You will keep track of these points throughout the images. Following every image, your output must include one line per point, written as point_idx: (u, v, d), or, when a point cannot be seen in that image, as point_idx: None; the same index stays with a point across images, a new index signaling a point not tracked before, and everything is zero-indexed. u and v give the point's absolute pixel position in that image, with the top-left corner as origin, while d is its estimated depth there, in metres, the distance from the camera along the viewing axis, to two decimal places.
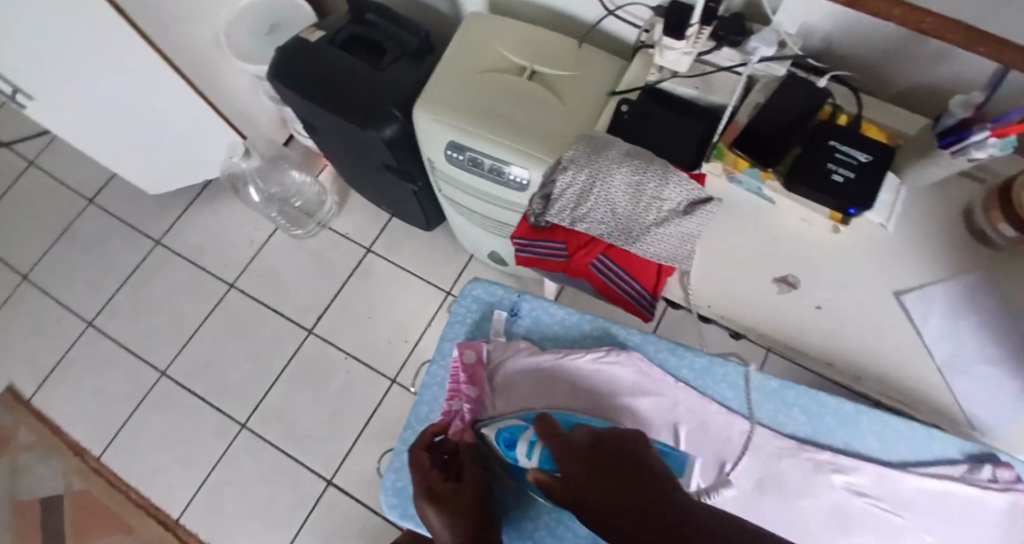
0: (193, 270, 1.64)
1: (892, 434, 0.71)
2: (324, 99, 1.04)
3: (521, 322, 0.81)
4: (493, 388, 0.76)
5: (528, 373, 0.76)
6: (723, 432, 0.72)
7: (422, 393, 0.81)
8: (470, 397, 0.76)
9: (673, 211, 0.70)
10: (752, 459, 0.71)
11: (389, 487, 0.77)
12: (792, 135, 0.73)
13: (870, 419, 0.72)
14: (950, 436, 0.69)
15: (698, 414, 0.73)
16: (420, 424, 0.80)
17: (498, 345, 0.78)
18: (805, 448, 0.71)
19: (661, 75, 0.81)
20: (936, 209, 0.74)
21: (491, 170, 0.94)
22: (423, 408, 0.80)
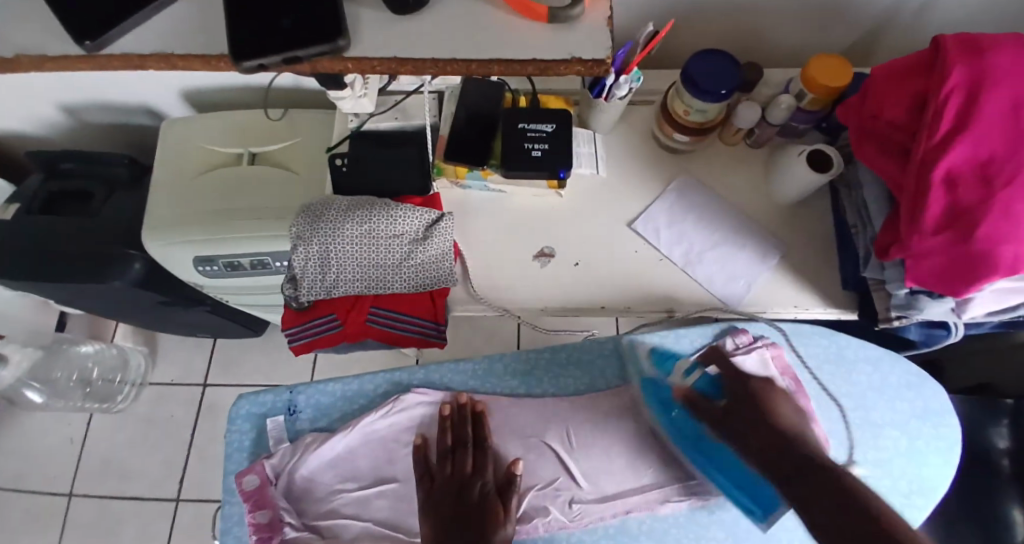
0: (17, 501, 1.41)
1: (651, 350, 0.82)
2: (50, 271, 0.95)
3: (303, 417, 0.81)
4: (290, 498, 0.77)
5: (320, 465, 0.78)
6: (519, 417, 0.80)
7: (225, 540, 0.77)
8: (266, 525, 0.75)
9: (414, 241, 0.72)
10: (556, 426, 0.79)
11: None
12: (488, 128, 0.78)
13: (629, 345, 0.83)
14: (694, 328, 0.80)
15: (498, 411, 0.80)
16: None
17: (281, 452, 0.78)
18: (587, 396, 0.81)
19: (361, 119, 0.83)
20: (627, 141, 0.84)
21: (254, 266, 0.91)
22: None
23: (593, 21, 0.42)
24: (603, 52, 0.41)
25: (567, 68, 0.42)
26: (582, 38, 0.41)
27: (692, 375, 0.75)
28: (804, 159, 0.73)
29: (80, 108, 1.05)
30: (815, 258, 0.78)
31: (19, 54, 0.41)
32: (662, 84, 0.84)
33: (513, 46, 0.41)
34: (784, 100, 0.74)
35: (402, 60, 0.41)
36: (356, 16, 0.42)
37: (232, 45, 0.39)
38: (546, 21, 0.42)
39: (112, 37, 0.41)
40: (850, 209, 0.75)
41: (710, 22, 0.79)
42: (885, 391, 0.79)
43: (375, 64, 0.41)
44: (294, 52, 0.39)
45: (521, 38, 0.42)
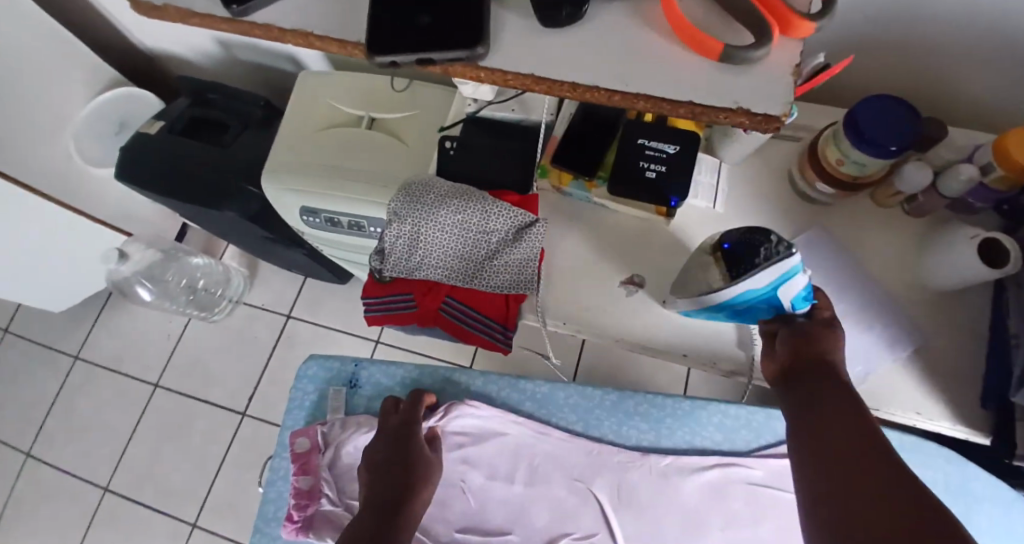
0: (117, 379, 1.58)
1: (731, 422, 0.77)
2: (177, 190, 1.03)
3: (362, 391, 0.83)
4: (331, 470, 0.79)
5: None
6: (569, 457, 0.79)
7: (268, 490, 0.80)
8: (304, 491, 0.77)
9: (502, 240, 0.69)
10: (603, 476, 0.78)
11: None
12: (606, 137, 0.73)
13: (707, 412, 0.77)
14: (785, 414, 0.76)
15: (546, 447, 0.79)
16: (268, 525, 0.79)
17: (333, 424, 0.80)
18: (649, 456, 0.77)
19: (479, 104, 0.80)
20: (759, 178, 0.76)
21: (351, 226, 0.93)
22: (269, 507, 0.80)
23: (774, 71, 0.37)
24: (780, 107, 0.36)
25: (734, 119, 0.37)
26: (758, 89, 0.36)
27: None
28: (975, 245, 0.62)
29: (232, 44, 1.11)
30: (955, 358, 0.67)
31: (169, 5, 0.42)
32: (817, 123, 0.74)
33: (665, 81, 0.37)
34: (965, 170, 0.62)
35: (543, 79, 0.37)
36: (497, 23, 0.38)
37: (370, 35, 0.37)
38: (717, 59, 0.37)
39: (256, 7, 0.41)
40: (1016, 314, 0.63)
41: (893, 65, 0.68)
42: (1006, 539, 0.67)
43: (509, 77, 0.38)
44: (430, 54, 0.36)
45: (686, 77, 0.37)
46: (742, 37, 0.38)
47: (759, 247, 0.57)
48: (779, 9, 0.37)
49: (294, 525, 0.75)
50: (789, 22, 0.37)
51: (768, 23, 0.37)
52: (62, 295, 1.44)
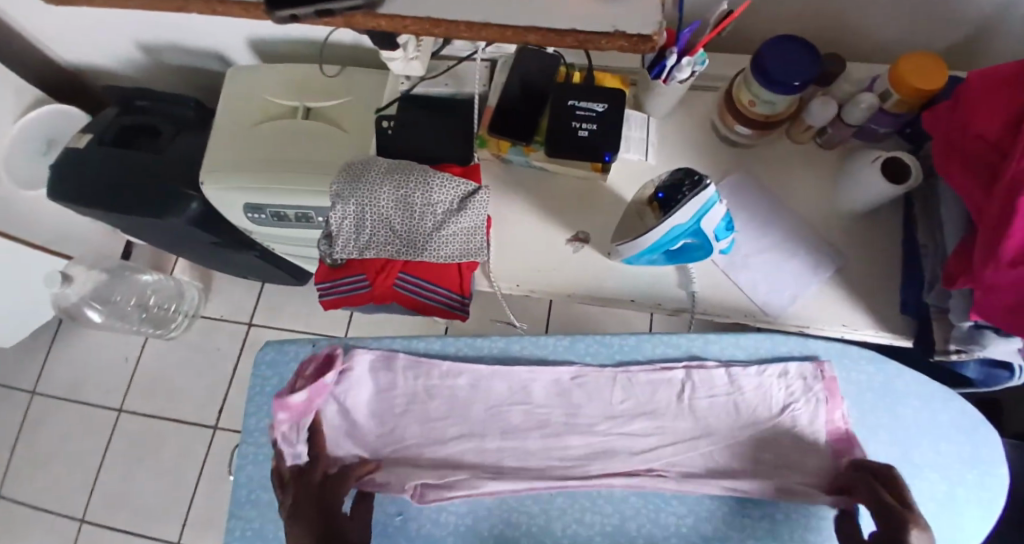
0: (78, 408, 1.53)
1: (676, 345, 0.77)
2: (116, 200, 1.00)
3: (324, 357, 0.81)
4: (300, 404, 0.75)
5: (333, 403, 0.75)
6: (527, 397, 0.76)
7: (240, 475, 0.79)
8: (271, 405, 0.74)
9: (447, 211, 0.71)
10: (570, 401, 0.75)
11: None
12: (538, 102, 0.75)
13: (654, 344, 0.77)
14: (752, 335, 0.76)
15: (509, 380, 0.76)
16: (242, 508, 0.78)
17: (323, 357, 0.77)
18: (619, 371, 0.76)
19: (412, 83, 0.82)
20: (685, 128, 0.79)
21: (299, 218, 0.93)
22: (242, 491, 0.79)
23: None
24: (650, 28, 0.38)
25: (611, 44, 0.39)
26: (631, 13, 0.38)
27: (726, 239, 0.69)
28: (880, 168, 0.66)
29: (156, 47, 1.08)
30: (874, 274, 0.72)
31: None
32: (733, 69, 0.78)
33: (560, 11, 0.39)
34: (865, 99, 0.67)
35: (436, 20, 0.39)
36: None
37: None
38: None
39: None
40: (924, 227, 0.68)
41: (795, 7, 0.72)
42: (933, 430, 0.72)
43: (407, 23, 0.39)
44: (326, 5, 0.36)
45: (565, 8, 0.39)
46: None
47: (683, 184, 0.62)
48: None
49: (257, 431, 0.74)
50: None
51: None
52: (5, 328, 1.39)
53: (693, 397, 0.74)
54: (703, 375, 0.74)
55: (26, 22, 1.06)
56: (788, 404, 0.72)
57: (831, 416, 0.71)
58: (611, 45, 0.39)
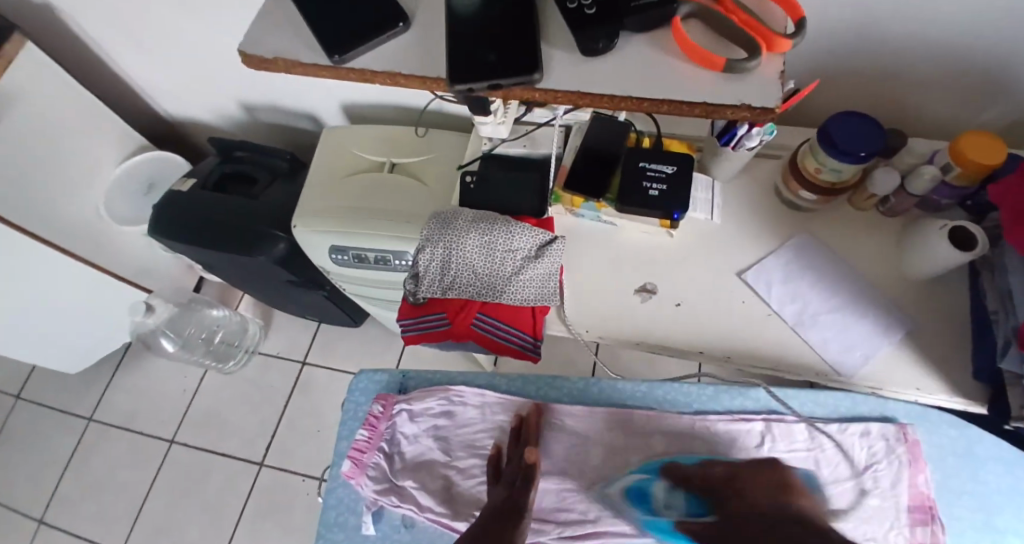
0: (133, 436, 1.59)
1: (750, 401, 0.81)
2: (211, 237, 1.10)
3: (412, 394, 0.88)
4: (388, 442, 0.83)
5: (432, 441, 0.84)
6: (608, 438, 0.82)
7: (328, 498, 0.85)
8: (362, 443, 0.83)
9: (526, 257, 0.77)
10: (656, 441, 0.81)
11: None
12: (611, 163, 0.82)
13: (730, 395, 0.82)
14: (826, 397, 0.80)
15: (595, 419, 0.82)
16: (329, 531, 0.83)
17: (412, 395, 0.85)
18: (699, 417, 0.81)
19: (493, 143, 0.90)
20: (749, 191, 0.84)
21: (377, 261, 1.00)
22: (330, 512, 0.84)
23: (767, 77, 0.44)
24: (774, 101, 0.43)
25: (736, 113, 0.44)
26: (756, 87, 0.43)
27: (678, 505, 0.76)
28: (945, 235, 0.70)
29: (256, 107, 1.20)
30: (940, 340, 0.74)
31: (278, 57, 0.48)
32: (795, 141, 0.84)
33: (685, 84, 0.44)
34: (928, 170, 0.71)
35: (582, 93, 0.45)
36: (550, 54, 0.46)
37: (450, 68, 0.46)
38: (722, 70, 0.44)
39: (352, 56, 0.47)
40: (992, 294, 0.70)
41: (860, 88, 0.78)
42: (1015, 496, 0.74)
43: (559, 95, 0.46)
44: (498, 80, 0.45)
45: (696, 83, 0.44)
46: (735, 50, 0.45)
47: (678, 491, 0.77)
48: (762, 28, 0.44)
49: (347, 468, 0.82)
50: (772, 40, 0.44)
51: (753, 37, 0.44)
52: (78, 350, 1.47)
53: (773, 449, 0.78)
54: (782, 429, 0.78)
55: (146, 81, 1.20)
56: (870, 464, 0.76)
57: (915, 481, 0.75)
58: (736, 114, 0.44)
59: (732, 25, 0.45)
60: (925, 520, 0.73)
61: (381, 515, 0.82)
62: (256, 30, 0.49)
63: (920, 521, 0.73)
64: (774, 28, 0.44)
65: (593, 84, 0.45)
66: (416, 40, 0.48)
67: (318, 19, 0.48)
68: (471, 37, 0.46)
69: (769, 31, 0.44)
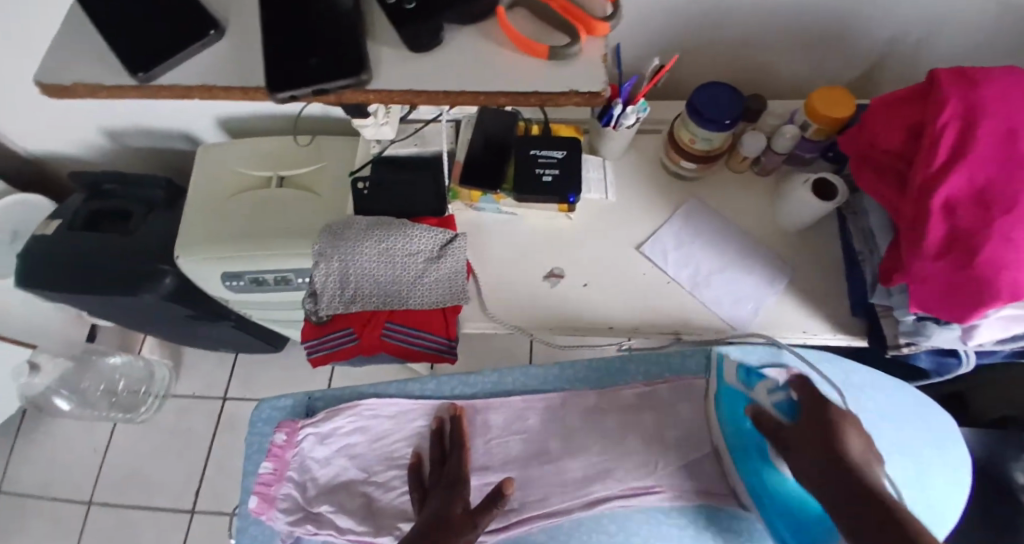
0: (41, 507, 1.45)
1: (655, 367, 0.84)
2: (88, 280, 1.01)
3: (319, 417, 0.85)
4: (298, 470, 0.81)
5: (347, 459, 0.82)
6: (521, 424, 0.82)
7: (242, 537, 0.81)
8: (268, 476, 0.80)
9: (428, 259, 0.76)
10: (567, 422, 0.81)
11: None
12: (501, 155, 0.82)
13: (635, 363, 0.85)
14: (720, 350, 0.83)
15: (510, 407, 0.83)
16: None
17: (318, 418, 0.83)
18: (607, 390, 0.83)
19: (382, 145, 0.89)
20: (637, 166, 0.87)
21: (278, 281, 0.96)
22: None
23: (591, 61, 0.44)
24: (600, 86, 0.43)
25: (567, 101, 0.44)
26: (581, 74, 0.44)
27: (776, 396, 0.64)
28: (809, 188, 0.75)
29: (123, 134, 1.12)
30: (820, 284, 0.79)
31: (77, 84, 0.45)
32: (672, 113, 0.87)
33: (516, 73, 0.44)
34: (789, 130, 0.76)
35: (416, 93, 0.44)
36: (377, 53, 0.45)
37: (267, 77, 0.43)
38: (547, 58, 0.44)
39: (160, 72, 0.44)
40: (857, 236, 0.76)
41: (720, 56, 0.82)
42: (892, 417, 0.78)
43: (394, 95, 0.44)
44: (322, 84, 0.43)
45: (524, 73, 0.44)
46: (559, 37, 0.45)
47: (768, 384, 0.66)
48: (581, 15, 0.44)
49: (254, 504, 0.79)
50: (590, 24, 0.44)
51: (574, 24, 0.44)
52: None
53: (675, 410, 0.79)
54: (683, 388, 0.81)
55: None
56: None
57: None
58: (568, 102, 0.44)
59: (554, 11, 0.45)
60: None
61: None
62: (69, 56, 0.45)
63: None
64: (591, 11, 0.44)
65: (426, 83, 0.44)
66: (234, 52, 0.46)
67: (118, 39, 0.45)
68: (289, 41, 0.44)
69: (584, 15, 0.44)
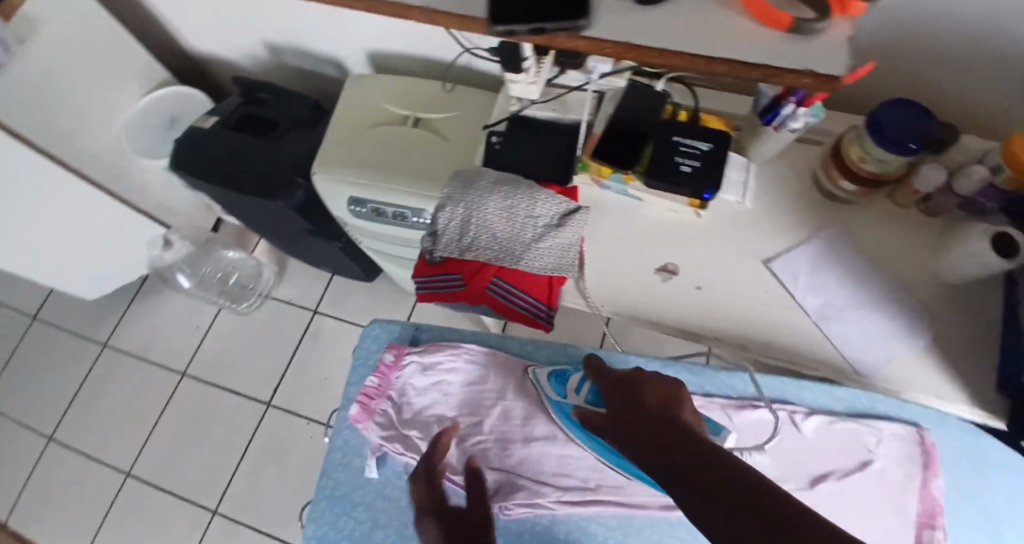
0: (144, 366, 1.62)
1: (770, 388, 0.82)
2: (229, 177, 1.09)
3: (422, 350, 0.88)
4: (397, 392, 0.85)
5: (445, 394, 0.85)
6: None
7: (336, 439, 0.87)
8: (371, 390, 0.85)
9: (547, 226, 0.75)
10: None
11: (310, 537, 0.83)
12: (643, 135, 0.79)
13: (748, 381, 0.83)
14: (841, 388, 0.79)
15: None
16: (334, 469, 0.86)
17: (423, 349, 0.86)
18: (714, 399, 0.82)
19: (522, 104, 0.86)
20: (786, 177, 0.81)
21: (395, 216, 0.99)
22: (335, 453, 0.86)
23: (830, 42, 0.47)
24: (839, 69, 0.45)
25: (801, 78, 0.46)
26: (818, 54, 0.46)
27: (584, 391, 0.75)
28: (987, 238, 0.66)
29: (282, 49, 1.19)
30: (966, 346, 0.72)
31: None
32: (838, 128, 0.81)
33: (754, 43, 0.47)
34: (978, 171, 0.69)
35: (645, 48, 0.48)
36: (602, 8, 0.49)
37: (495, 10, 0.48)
38: (787, 30, 0.47)
39: None
40: None
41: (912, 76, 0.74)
42: None
43: (607, 46, 0.48)
44: (547, 25, 0.47)
45: (763, 44, 0.47)
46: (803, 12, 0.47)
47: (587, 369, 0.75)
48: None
49: (355, 412, 0.84)
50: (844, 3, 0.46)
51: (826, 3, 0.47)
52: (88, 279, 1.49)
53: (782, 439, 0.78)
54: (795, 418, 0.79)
55: (173, 15, 1.19)
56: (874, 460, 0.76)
57: (927, 484, 0.74)
58: (800, 80, 0.46)
59: None
60: (931, 524, 0.73)
61: (386, 461, 0.85)
62: None
63: (928, 524, 0.73)
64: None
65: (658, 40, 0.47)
66: None
67: None
68: None
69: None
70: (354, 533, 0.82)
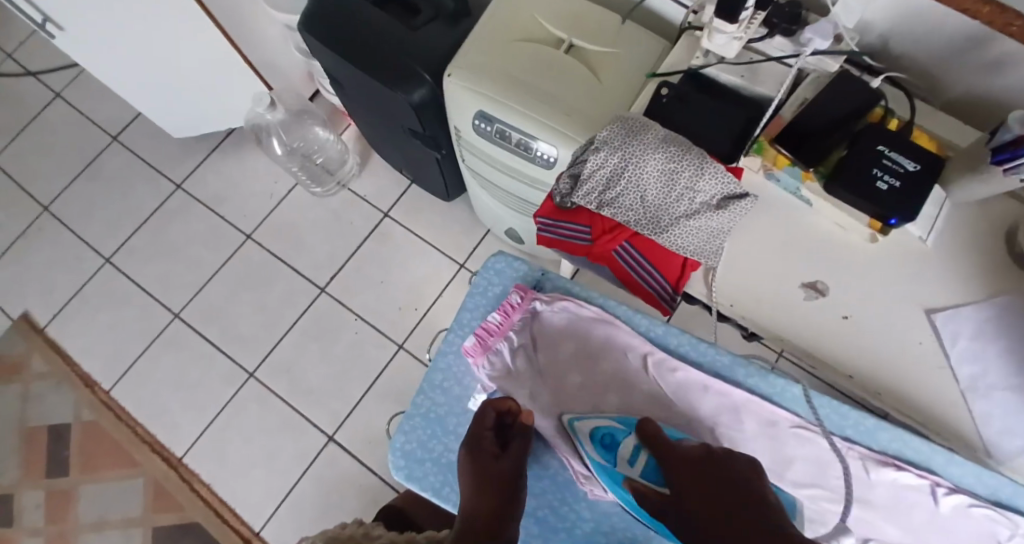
0: (212, 217, 1.62)
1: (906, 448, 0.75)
2: (356, 53, 1.02)
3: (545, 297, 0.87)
4: (518, 331, 0.83)
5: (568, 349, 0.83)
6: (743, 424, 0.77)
7: (438, 360, 0.87)
8: (492, 325, 0.83)
9: (704, 204, 0.66)
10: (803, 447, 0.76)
11: (397, 448, 0.83)
12: (837, 135, 0.69)
13: (889, 435, 0.76)
14: (967, 463, 0.73)
15: (731, 397, 0.78)
16: (432, 390, 0.86)
17: (551, 298, 0.84)
18: (850, 445, 0.76)
19: (707, 59, 0.76)
20: (978, 224, 0.72)
21: (518, 145, 0.91)
22: (436, 376, 0.86)
23: None
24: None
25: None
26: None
27: (638, 465, 0.69)
28: None
29: None
30: None
31: None
32: None
33: None
34: None
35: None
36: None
37: None
38: None
39: None
40: None
41: None
42: None
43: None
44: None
45: None
46: None
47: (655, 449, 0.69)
48: None
49: (470, 343, 0.83)
50: None
51: None
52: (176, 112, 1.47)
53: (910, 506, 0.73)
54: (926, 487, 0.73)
55: None
56: None
57: None
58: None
59: None
60: None
61: None
62: None
63: None
64: None
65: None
66: None
67: None
68: None
69: None
70: (444, 456, 0.83)
